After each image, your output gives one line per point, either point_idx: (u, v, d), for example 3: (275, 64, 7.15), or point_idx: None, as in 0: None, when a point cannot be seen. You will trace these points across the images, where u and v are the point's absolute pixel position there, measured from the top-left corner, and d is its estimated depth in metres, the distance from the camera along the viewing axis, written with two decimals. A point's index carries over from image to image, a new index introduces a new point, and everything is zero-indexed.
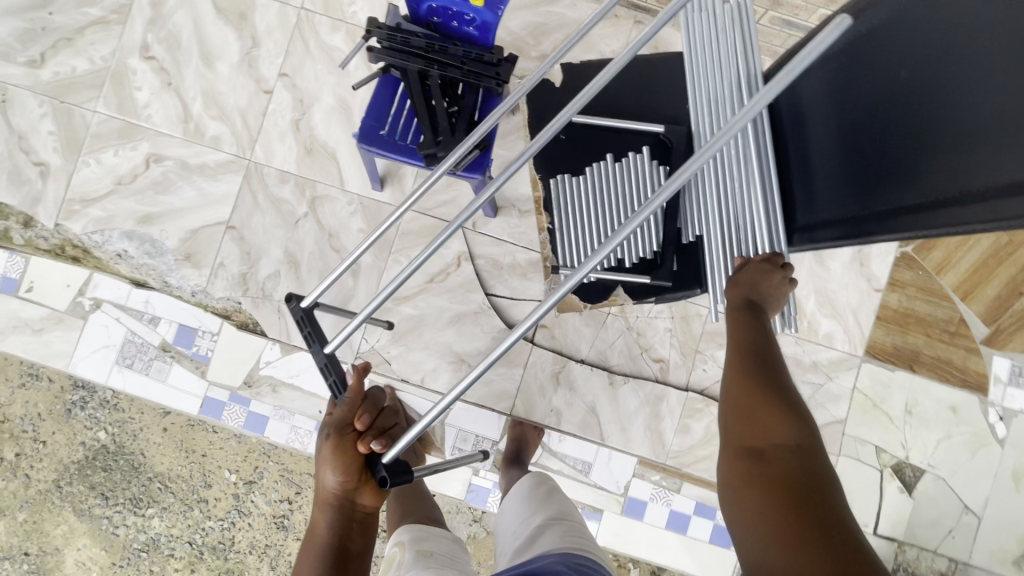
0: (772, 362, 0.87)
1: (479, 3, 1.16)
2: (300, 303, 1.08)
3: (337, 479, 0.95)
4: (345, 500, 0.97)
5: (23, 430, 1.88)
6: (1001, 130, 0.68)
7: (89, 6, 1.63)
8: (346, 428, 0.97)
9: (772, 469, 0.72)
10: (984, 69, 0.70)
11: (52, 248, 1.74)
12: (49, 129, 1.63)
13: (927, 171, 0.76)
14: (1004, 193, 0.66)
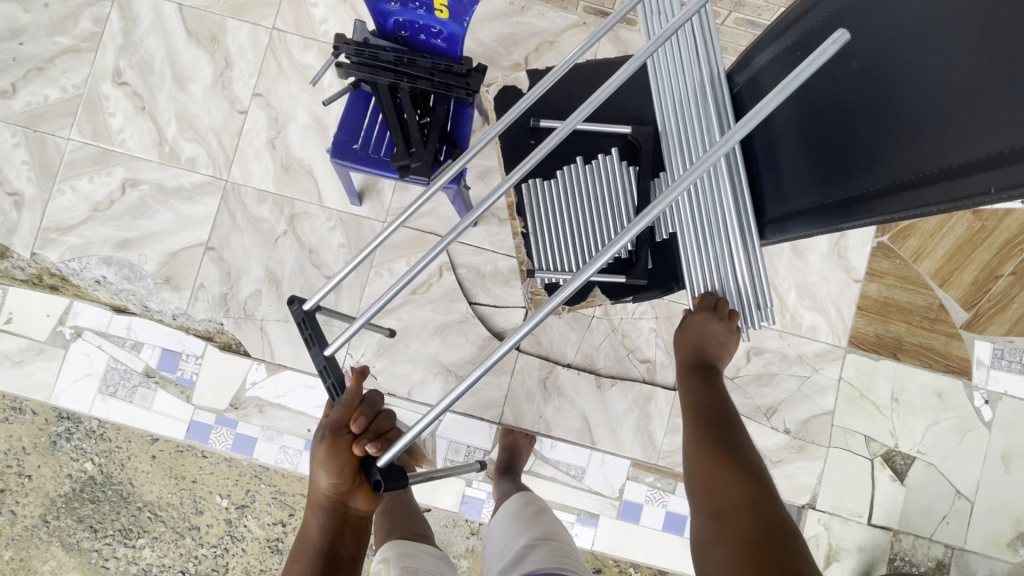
0: (731, 427, 0.93)
1: (444, 16, 1.16)
2: (302, 305, 1.05)
3: (330, 483, 0.93)
4: (338, 504, 0.94)
5: (6, 465, 1.86)
6: (944, 114, 0.70)
7: (60, 35, 1.63)
8: (341, 433, 0.95)
9: (733, 528, 0.77)
10: (930, 48, 0.71)
11: (30, 278, 1.77)
12: (22, 158, 1.61)
13: (884, 156, 0.78)
14: (957, 173, 0.68)
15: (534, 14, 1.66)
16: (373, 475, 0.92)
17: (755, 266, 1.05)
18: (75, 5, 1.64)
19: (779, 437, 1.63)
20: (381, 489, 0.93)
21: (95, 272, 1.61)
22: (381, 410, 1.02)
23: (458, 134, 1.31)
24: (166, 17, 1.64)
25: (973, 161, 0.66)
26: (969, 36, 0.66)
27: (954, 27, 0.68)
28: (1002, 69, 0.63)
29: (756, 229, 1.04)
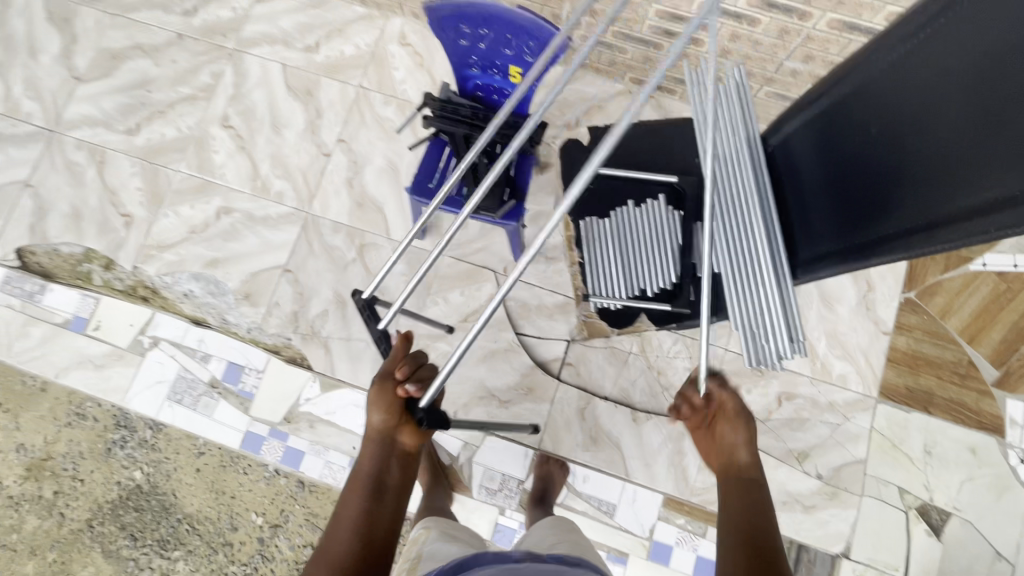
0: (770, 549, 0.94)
1: (517, 81, 1.39)
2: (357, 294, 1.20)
3: (382, 421, 1.05)
4: (386, 443, 1.06)
5: (64, 469, 1.99)
6: (954, 169, 0.84)
7: (182, 85, 1.92)
8: (389, 383, 1.05)
9: None
10: (937, 118, 0.87)
11: (127, 289, 1.91)
12: (137, 185, 1.87)
13: (904, 205, 0.91)
14: (964, 218, 0.80)
15: (587, 81, 1.87)
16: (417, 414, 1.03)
17: (787, 303, 1.15)
18: (198, 61, 1.94)
19: (811, 482, 1.66)
20: (424, 427, 1.03)
21: (184, 286, 1.83)
22: (426, 362, 1.10)
23: (520, 178, 1.49)
24: (272, 74, 1.92)
25: (981, 207, 0.78)
26: (971, 108, 0.82)
27: (957, 102, 0.84)
28: (1000, 132, 0.77)
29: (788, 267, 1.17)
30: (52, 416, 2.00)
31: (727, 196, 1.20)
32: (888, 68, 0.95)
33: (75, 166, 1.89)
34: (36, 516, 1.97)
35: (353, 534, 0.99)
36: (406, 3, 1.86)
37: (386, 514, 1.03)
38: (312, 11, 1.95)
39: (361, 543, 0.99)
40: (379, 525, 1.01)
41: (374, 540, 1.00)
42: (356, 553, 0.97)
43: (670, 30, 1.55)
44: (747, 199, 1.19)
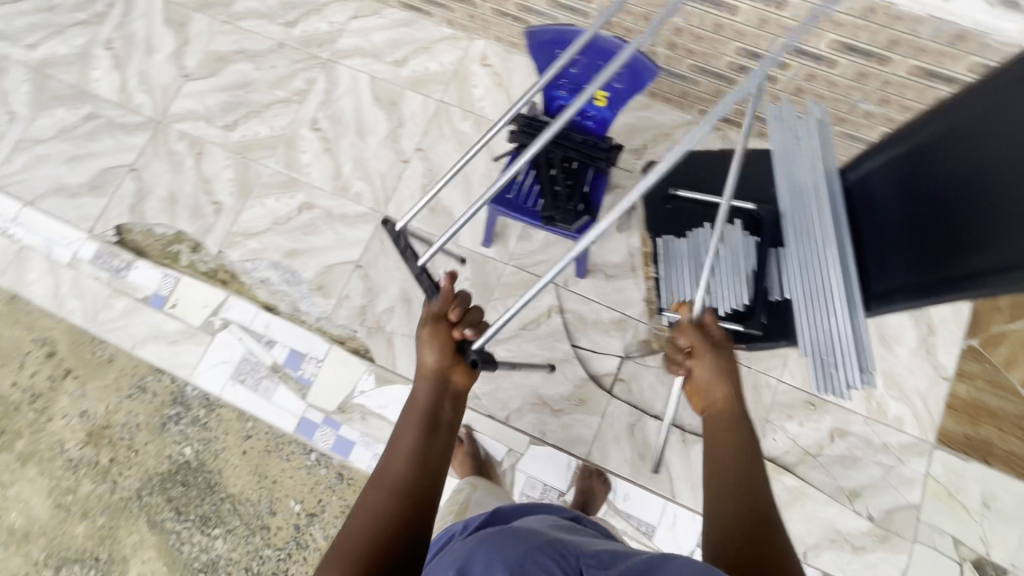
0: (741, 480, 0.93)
1: (601, 104, 1.47)
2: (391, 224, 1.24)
3: (437, 357, 1.13)
4: (438, 381, 1.13)
5: (120, 438, 2.08)
6: None
7: (278, 89, 2.09)
8: (443, 324, 1.17)
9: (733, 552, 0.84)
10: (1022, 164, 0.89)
11: (210, 272, 2.05)
12: (229, 176, 2.03)
13: (970, 249, 0.96)
14: None
15: (657, 110, 1.95)
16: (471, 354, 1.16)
17: (858, 333, 1.17)
18: (295, 68, 2.10)
19: (861, 522, 1.64)
20: (476, 366, 1.16)
21: (263, 273, 2.00)
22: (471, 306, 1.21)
23: (594, 197, 1.55)
24: (360, 84, 2.06)
25: None
26: None
27: None
28: None
29: (861, 297, 1.18)
30: (115, 386, 2.11)
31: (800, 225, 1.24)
32: (988, 110, 0.95)
33: (176, 155, 2.07)
34: (90, 480, 2.07)
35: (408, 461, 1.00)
36: (491, 27, 1.98)
37: (440, 445, 1.05)
38: (402, 29, 2.10)
39: (418, 470, 0.99)
40: (436, 456, 1.02)
41: (433, 467, 1.00)
42: (416, 477, 0.98)
43: (747, 66, 1.61)
44: (820, 229, 1.22)
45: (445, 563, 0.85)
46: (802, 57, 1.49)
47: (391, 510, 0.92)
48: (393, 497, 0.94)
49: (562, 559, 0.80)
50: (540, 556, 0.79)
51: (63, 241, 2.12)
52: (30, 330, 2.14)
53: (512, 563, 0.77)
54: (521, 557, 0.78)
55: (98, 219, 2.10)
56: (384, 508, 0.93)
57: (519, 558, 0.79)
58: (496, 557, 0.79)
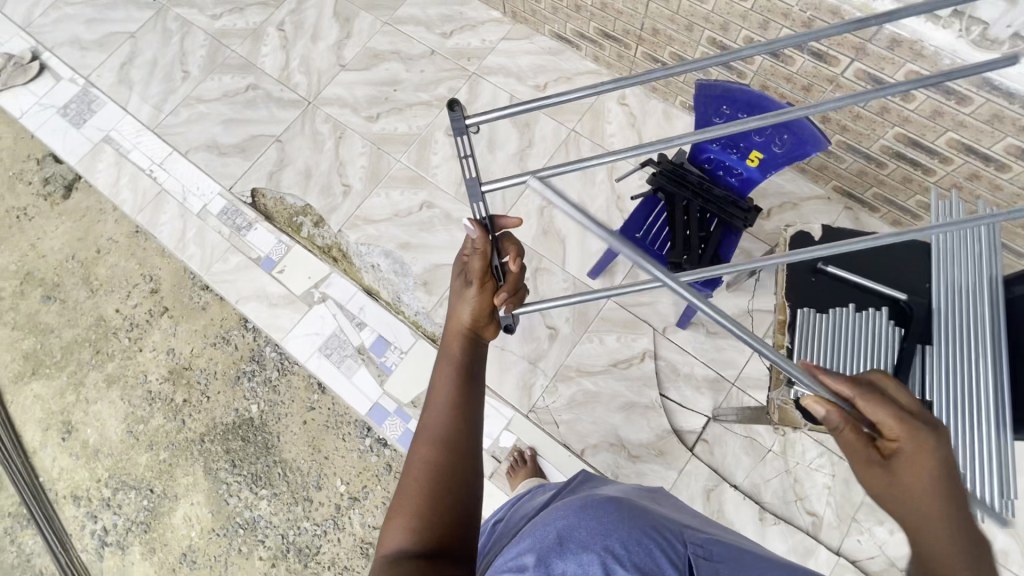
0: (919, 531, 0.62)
1: (753, 164, 1.48)
2: (465, 116, 0.86)
3: (477, 313, 1.02)
4: (473, 334, 1.02)
5: (198, 381, 2.20)
6: None
7: (423, 92, 2.23)
8: (486, 279, 1.03)
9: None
10: None
11: (324, 246, 2.18)
12: (362, 163, 2.20)
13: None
14: None
15: (788, 178, 1.93)
16: (507, 318, 1.08)
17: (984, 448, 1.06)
18: (442, 75, 2.23)
19: None
20: (511, 330, 1.09)
21: (373, 259, 2.13)
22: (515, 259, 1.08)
23: (722, 252, 1.54)
24: (499, 100, 2.16)
25: None
26: None
27: None
28: None
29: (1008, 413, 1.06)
30: (203, 332, 2.24)
31: (948, 323, 1.15)
32: None
33: (319, 135, 2.27)
34: (163, 415, 2.19)
35: (451, 411, 0.90)
36: (637, 69, 2.03)
37: (479, 395, 0.95)
38: (549, 57, 2.19)
39: (462, 420, 0.90)
40: (477, 406, 0.93)
41: (476, 418, 0.92)
42: (459, 427, 0.88)
43: (902, 153, 1.58)
44: (972, 330, 1.12)
45: (539, 525, 0.79)
46: (970, 155, 1.45)
47: (443, 462, 0.84)
48: (441, 450, 0.86)
49: (669, 543, 0.74)
50: (648, 538, 0.72)
51: (197, 192, 2.31)
52: (141, 265, 2.33)
53: (616, 542, 0.70)
54: (624, 536, 0.71)
55: (238, 179, 2.30)
56: (434, 461, 0.85)
57: (624, 536, 0.71)
58: (598, 526, 0.72)
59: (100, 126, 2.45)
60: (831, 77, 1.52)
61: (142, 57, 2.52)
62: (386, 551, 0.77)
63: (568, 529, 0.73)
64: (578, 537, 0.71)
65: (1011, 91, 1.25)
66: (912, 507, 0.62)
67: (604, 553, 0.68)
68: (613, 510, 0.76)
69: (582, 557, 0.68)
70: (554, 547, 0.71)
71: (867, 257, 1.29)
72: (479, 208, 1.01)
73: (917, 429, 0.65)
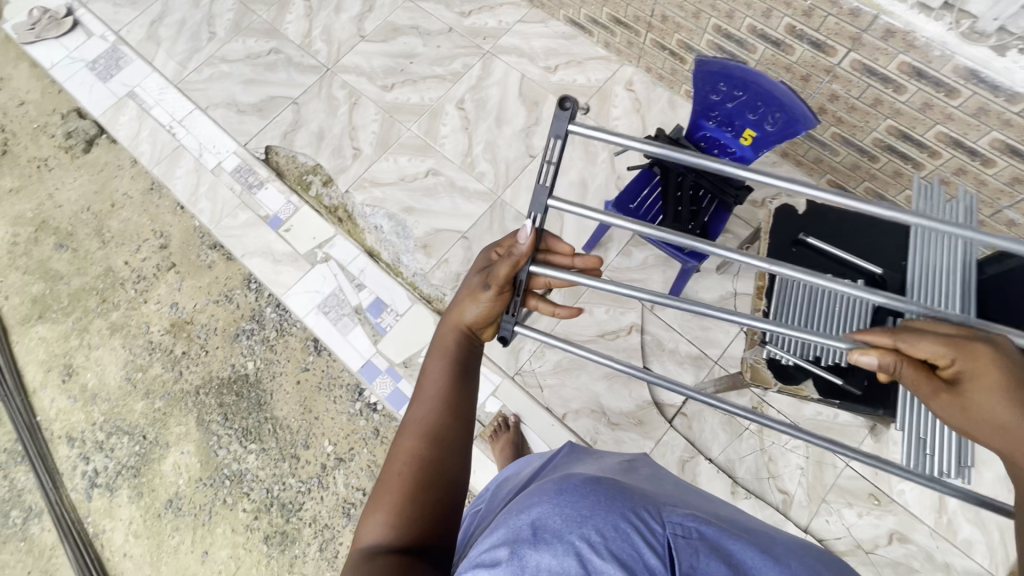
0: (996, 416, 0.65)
1: (746, 143, 1.55)
2: (573, 116, 0.84)
3: (482, 316, 0.95)
4: (472, 335, 0.97)
5: (198, 336, 2.26)
6: None
7: (438, 67, 2.32)
8: (505, 286, 0.94)
9: None
10: None
11: (331, 207, 2.26)
12: (374, 130, 2.29)
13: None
14: None
15: (783, 170, 2.00)
16: (504, 329, 0.97)
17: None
18: (457, 52, 2.32)
19: None
20: (505, 344, 0.98)
21: (377, 221, 2.20)
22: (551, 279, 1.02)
23: (712, 227, 1.60)
24: (510, 79, 2.25)
25: None
26: None
27: None
28: None
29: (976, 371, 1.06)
30: (207, 289, 2.30)
31: (925, 279, 1.13)
32: None
33: (334, 100, 2.35)
34: (161, 365, 2.25)
35: (442, 405, 0.86)
36: (645, 56, 2.10)
37: (472, 387, 0.91)
38: (561, 41, 2.27)
39: (452, 416, 0.85)
40: (468, 402, 0.89)
41: (467, 413, 0.87)
42: (447, 421, 0.84)
43: (893, 146, 1.63)
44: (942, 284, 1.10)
45: (513, 512, 0.67)
46: (957, 149, 1.50)
47: (433, 456, 0.81)
48: (424, 443, 0.82)
49: (646, 527, 0.61)
50: (626, 522, 0.59)
51: (213, 149, 2.39)
52: (153, 221, 2.40)
53: (592, 529, 0.58)
54: (601, 521, 0.59)
55: (253, 136, 2.38)
56: (420, 456, 0.81)
57: (601, 523, 0.59)
58: (573, 513, 0.61)
59: (125, 82, 2.54)
60: (828, 67, 1.58)
61: (172, 17, 2.62)
62: (362, 545, 0.75)
63: (540, 517, 0.62)
64: (552, 526, 0.60)
65: (995, 84, 1.30)
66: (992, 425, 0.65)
67: (580, 542, 0.57)
68: (586, 490, 0.65)
69: (557, 547, 0.57)
70: (526, 537, 0.60)
71: (846, 235, 1.33)
72: (535, 217, 0.93)
73: (963, 348, 0.68)
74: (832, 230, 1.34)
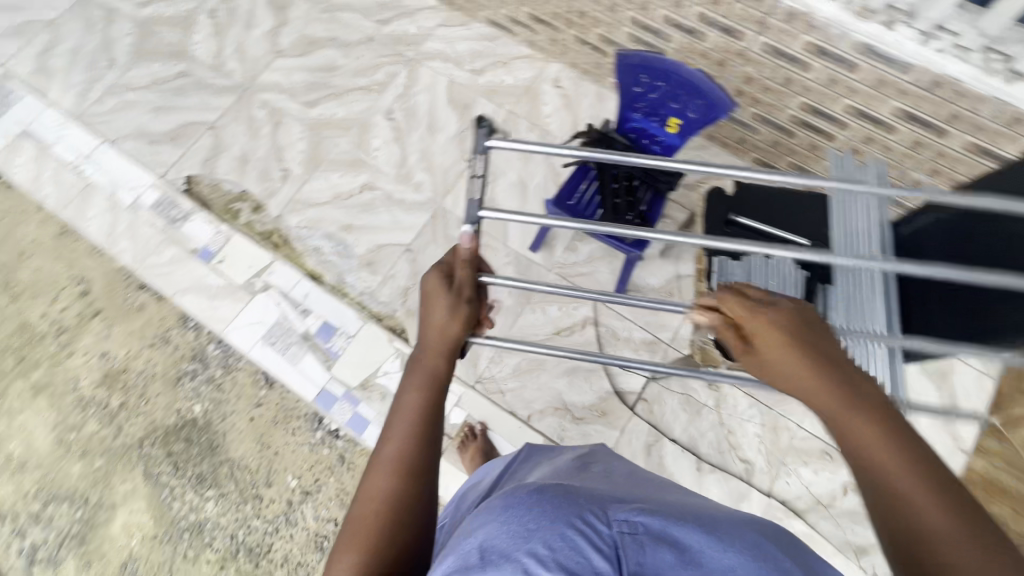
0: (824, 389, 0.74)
1: (672, 131, 1.60)
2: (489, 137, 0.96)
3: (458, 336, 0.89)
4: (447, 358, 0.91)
5: (136, 384, 2.10)
6: None
7: (362, 78, 2.26)
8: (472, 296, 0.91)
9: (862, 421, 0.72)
10: None
11: (263, 232, 2.16)
12: (301, 148, 2.21)
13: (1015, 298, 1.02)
14: None
15: (712, 152, 2.07)
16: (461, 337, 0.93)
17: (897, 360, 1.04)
18: (380, 61, 2.27)
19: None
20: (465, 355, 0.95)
21: (315, 242, 2.13)
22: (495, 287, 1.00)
23: (650, 215, 1.63)
24: (438, 84, 2.22)
25: None
26: None
27: None
28: None
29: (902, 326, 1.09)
30: (140, 333, 2.14)
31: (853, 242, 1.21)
32: None
33: (255, 122, 2.25)
34: (97, 421, 2.08)
35: (414, 437, 0.81)
36: (569, 52, 2.12)
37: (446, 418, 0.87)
38: (485, 42, 2.26)
39: (424, 449, 0.81)
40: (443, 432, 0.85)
41: (439, 444, 0.83)
42: (420, 455, 0.80)
43: (807, 121, 1.72)
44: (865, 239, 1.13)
45: (461, 537, 0.63)
46: (862, 119, 1.60)
47: (402, 492, 0.77)
48: (398, 479, 0.78)
49: (592, 528, 0.57)
50: (572, 529, 0.56)
51: (128, 184, 2.23)
52: (69, 267, 2.21)
53: (539, 543, 0.55)
54: (548, 533, 0.56)
55: (171, 167, 2.24)
56: (390, 492, 0.77)
57: (549, 535, 0.55)
58: (519, 529, 0.57)
59: (19, 121, 2.33)
60: (740, 51, 1.65)
61: (63, 46, 2.42)
62: None
63: (488, 539, 0.58)
64: (498, 546, 0.56)
65: (887, 57, 1.39)
66: (800, 388, 0.76)
67: (526, 559, 0.53)
68: (533, 502, 0.61)
69: (504, 568, 0.53)
70: (475, 563, 0.55)
71: (771, 213, 1.40)
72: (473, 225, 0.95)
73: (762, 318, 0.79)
74: (758, 210, 1.41)
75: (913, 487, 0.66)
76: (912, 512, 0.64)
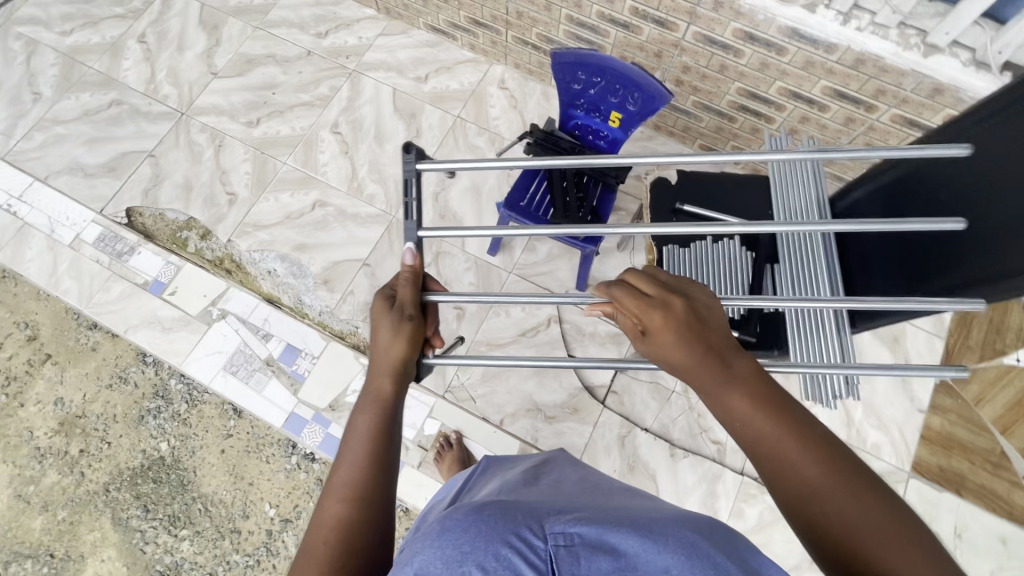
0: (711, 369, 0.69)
1: (615, 125, 1.62)
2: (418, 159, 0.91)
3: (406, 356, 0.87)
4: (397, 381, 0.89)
5: (95, 428, 2.01)
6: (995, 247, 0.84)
7: (303, 93, 2.22)
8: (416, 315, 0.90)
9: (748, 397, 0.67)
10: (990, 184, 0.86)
11: (214, 259, 2.09)
12: (246, 169, 2.15)
13: (960, 260, 0.91)
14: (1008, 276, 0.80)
15: (661, 142, 2.10)
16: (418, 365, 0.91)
17: (840, 325, 1.07)
18: (321, 75, 2.23)
19: None
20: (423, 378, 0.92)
21: (269, 264, 2.08)
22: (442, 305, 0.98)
23: (601, 209, 1.64)
24: (382, 95, 2.20)
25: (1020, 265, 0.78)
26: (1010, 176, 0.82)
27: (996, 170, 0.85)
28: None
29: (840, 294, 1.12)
30: (96, 374, 2.05)
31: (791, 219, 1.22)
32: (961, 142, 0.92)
33: (196, 146, 2.18)
34: (56, 471, 1.98)
35: (367, 461, 0.78)
36: (511, 53, 2.12)
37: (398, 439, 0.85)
38: (427, 49, 2.25)
39: (377, 472, 0.78)
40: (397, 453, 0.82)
41: (391, 464, 0.81)
42: (372, 476, 0.77)
43: (746, 105, 1.76)
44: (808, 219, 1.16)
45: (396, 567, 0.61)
46: (796, 100, 1.65)
47: (357, 518, 0.74)
48: (351, 505, 0.75)
49: (528, 545, 0.57)
50: (507, 547, 0.55)
51: (67, 221, 2.14)
52: (12, 312, 2.10)
53: (473, 565, 0.54)
54: (481, 554, 0.55)
55: (111, 200, 2.16)
56: (343, 519, 0.73)
57: (482, 556, 0.54)
58: (453, 552, 0.56)
59: None
60: (675, 41, 1.67)
61: None
62: None
63: (422, 566, 0.56)
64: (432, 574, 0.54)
65: (811, 38, 1.44)
66: (684, 372, 0.71)
67: None
68: (468, 522, 0.60)
69: None
70: None
71: (716, 198, 1.42)
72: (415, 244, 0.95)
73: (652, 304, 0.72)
74: (703, 196, 1.43)
75: (809, 462, 0.62)
76: (817, 494, 0.61)
